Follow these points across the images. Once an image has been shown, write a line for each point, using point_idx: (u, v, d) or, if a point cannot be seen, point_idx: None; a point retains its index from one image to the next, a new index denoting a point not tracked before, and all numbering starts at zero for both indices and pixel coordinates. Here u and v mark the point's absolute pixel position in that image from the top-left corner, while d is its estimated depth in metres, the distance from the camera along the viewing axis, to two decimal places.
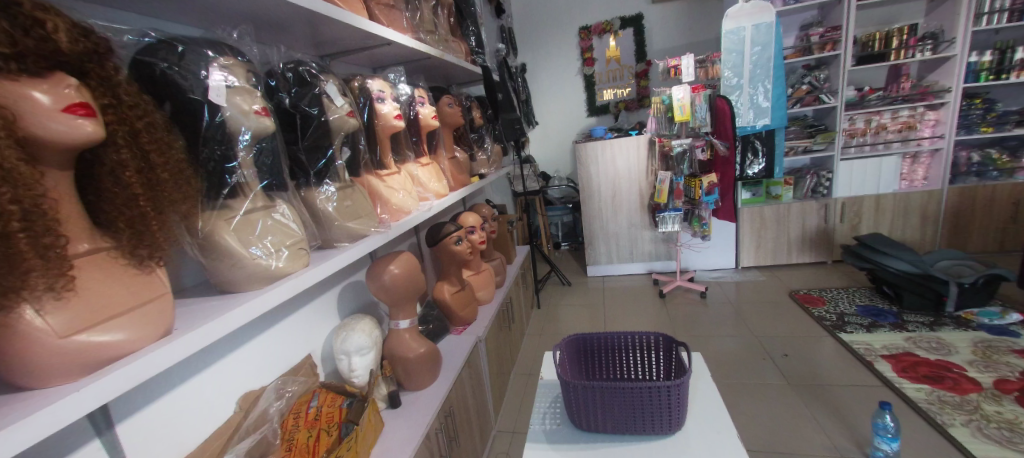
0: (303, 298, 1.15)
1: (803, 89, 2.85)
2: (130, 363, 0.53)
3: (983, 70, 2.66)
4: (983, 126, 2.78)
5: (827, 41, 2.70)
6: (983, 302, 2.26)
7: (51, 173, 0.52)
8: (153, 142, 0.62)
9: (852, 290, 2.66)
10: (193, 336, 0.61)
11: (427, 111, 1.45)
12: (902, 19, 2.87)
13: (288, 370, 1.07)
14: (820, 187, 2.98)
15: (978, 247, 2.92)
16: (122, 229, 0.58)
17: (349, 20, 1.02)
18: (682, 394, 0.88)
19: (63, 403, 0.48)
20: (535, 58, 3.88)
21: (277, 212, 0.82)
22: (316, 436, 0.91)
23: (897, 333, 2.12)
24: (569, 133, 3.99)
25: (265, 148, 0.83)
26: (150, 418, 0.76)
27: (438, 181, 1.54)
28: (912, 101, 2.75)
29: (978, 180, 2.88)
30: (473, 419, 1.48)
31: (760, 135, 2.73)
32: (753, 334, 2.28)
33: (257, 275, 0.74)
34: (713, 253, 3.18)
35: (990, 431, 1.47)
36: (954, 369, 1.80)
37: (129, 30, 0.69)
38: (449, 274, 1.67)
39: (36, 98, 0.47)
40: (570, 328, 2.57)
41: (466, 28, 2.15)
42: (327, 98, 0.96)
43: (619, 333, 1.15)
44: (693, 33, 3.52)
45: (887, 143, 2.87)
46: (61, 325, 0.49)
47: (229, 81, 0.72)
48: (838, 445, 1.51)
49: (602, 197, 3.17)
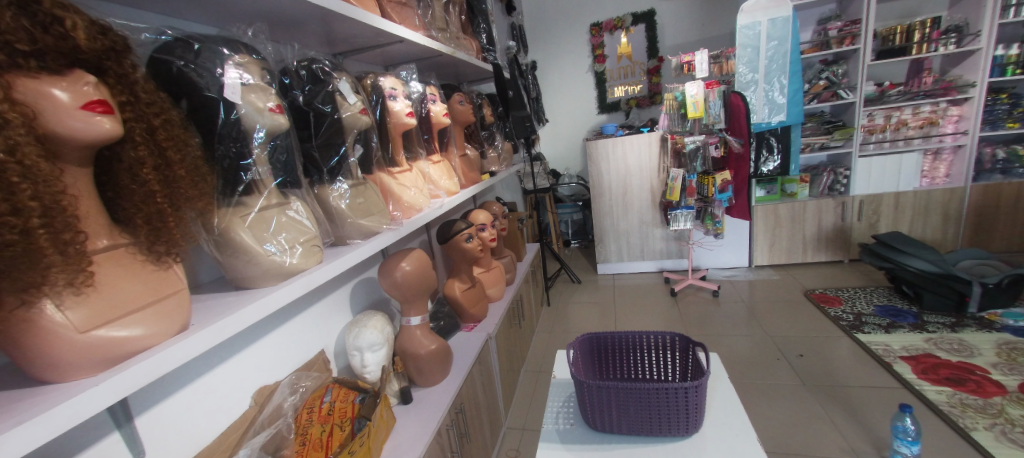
0: (317, 294, 1.16)
1: (820, 85, 2.78)
2: (148, 358, 0.54)
3: (1010, 63, 2.58)
4: (1009, 122, 2.69)
5: (845, 34, 2.65)
6: (1007, 303, 2.21)
7: (69, 170, 0.52)
8: (170, 139, 0.63)
9: (869, 289, 2.60)
10: (209, 331, 0.62)
11: (439, 108, 1.45)
12: (923, 13, 2.80)
13: (300, 366, 1.08)
14: (838, 184, 2.91)
15: (1002, 246, 2.84)
16: (139, 226, 0.59)
17: (362, 17, 1.02)
18: (701, 396, 0.87)
19: (84, 396, 0.48)
20: (546, 55, 3.87)
21: (291, 210, 0.82)
22: (329, 430, 0.92)
23: (916, 334, 2.07)
24: (580, 130, 3.97)
25: (279, 146, 0.83)
26: (167, 412, 0.78)
27: (449, 178, 1.54)
28: (934, 96, 2.68)
29: (1003, 177, 2.78)
30: (482, 415, 1.48)
31: (776, 131, 2.69)
32: (767, 334, 2.25)
33: (272, 271, 0.75)
34: (726, 251, 3.14)
35: (1015, 435, 1.43)
36: (977, 371, 1.76)
37: (146, 28, 0.70)
38: (459, 271, 1.67)
39: (55, 95, 0.48)
40: (580, 326, 2.56)
41: (478, 25, 2.15)
42: (340, 95, 0.97)
43: (635, 333, 1.14)
44: (707, 27, 3.45)
45: (907, 139, 2.80)
46: (80, 319, 0.50)
47: (243, 78, 0.73)
48: (855, 447, 1.48)
49: (614, 194, 3.15)
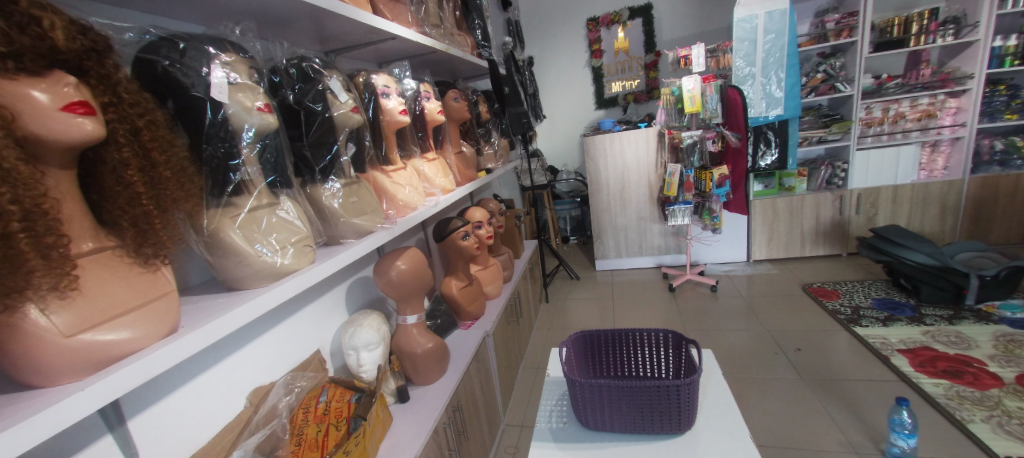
0: (312, 293, 1.16)
1: (818, 77, 2.77)
2: (135, 362, 0.54)
3: (1008, 54, 2.57)
4: (1008, 113, 2.68)
5: (842, 27, 2.63)
6: (1005, 295, 2.20)
7: (52, 173, 0.52)
8: (155, 140, 0.62)
9: (867, 283, 2.60)
10: (199, 333, 0.61)
11: (433, 105, 1.44)
12: (921, 4, 2.79)
13: (296, 366, 1.08)
14: (836, 178, 2.91)
15: (1000, 238, 2.84)
16: (126, 228, 0.58)
17: (353, 15, 1.01)
18: (693, 394, 0.87)
19: (69, 401, 0.48)
20: (543, 51, 3.85)
21: (281, 209, 0.82)
22: (324, 430, 0.93)
23: (914, 327, 2.07)
24: (578, 126, 3.96)
25: (269, 145, 0.82)
26: (160, 414, 0.77)
27: (445, 176, 1.53)
28: (931, 89, 2.67)
29: (1001, 169, 2.78)
30: (480, 412, 1.48)
31: (773, 125, 2.68)
32: (765, 328, 2.25)
33: (263, 272, 0.75)
34: (724, 246, 3.14)
35: (1011, 427, 1.43)
36: (974, 363, 1.76)
37: (130, 28, 0.69)
38: (456, 269, 1.66)
39: (35, 97, 0.47)
40: (579, 322, 2.57)
41: (472, 21, 2.13)
42: (331, 93, 0.95)
43: (629, 331, 1.13)
44: (704, 21, 3.43)
45: (905, 132, 2.80)
46: (66, 324, 0.49)
47: (230, 77, 0.72)
48: (853, 440, 1.48)
49: (611, 189, 3.14)
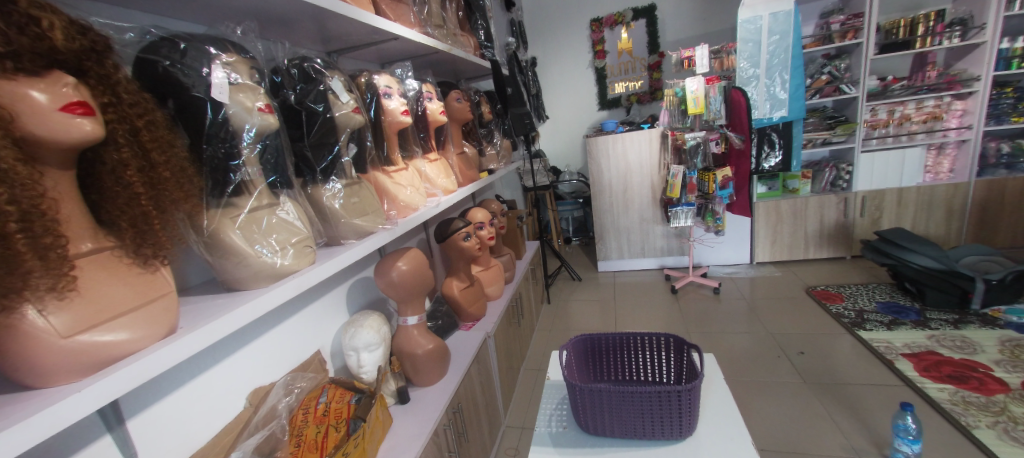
0: (312, 294, 1.15)
1: (822, 79, 2.75)
2: (133, 363, 0.53)
3: (1016, 56, 2.54)
4: (1015, 116, 2.65)
5: (848, 28, 2.61)
6: (1012, 299, 2.18)
7: (51, 173, 0.52)
8: (154, 141, 0.62)
9: (872, 286, 2.58)
10: (198, 334, 0.61)
11: (435, 105, 1.43)
12: (928, 6, 2.77)
13: (296, 366, 1.08)
14: (840, 180, 2.89)
15: (1006, 241, 2.81)
16: (125, 229, 0.58)
17: (356, 15, 1.00)
18: (694, 399, 0.86)
19: (65, 402, 0.47)
20: (546, 51, 3.85)
21: (281, 210, 0.81)
22: (323, 432, 0.93)
23: (918, 331, 2.06)
24: (580, 127, 3.95)
25: (270, 146, 0.81)
26: (160, 413, 0.77)
27: (446, 176, 1.53)
28: (937, 91, 2.65)
29: (1008, 172, 2.75)
30: (480, 414, 1.47)
31: (777, 126, 2.66)
32: (767, 331, 2.23)
33: (263, 272, 0.75)
34: (727, 248, 3.12)
35: (1017, 433, 1.41)
36: (979, 368, 1.74)
37: (131, 28, 0.69)
38: (457, 269, 1.66)
39: (33, 97, 0.47)
40: (580, 323, 2.56)
41: (475, 21, 2.13)
42: (333, 94, 0.95)
43: (630, 335, 1.13)
44: (708, 21, 3.41)
45: (911, 134, 2.77)
46: (64, 325, 0.49)
47: (231, 78, 0.72)
48: (856, 446, 1.47)
49: (614, 190, 3.13)
